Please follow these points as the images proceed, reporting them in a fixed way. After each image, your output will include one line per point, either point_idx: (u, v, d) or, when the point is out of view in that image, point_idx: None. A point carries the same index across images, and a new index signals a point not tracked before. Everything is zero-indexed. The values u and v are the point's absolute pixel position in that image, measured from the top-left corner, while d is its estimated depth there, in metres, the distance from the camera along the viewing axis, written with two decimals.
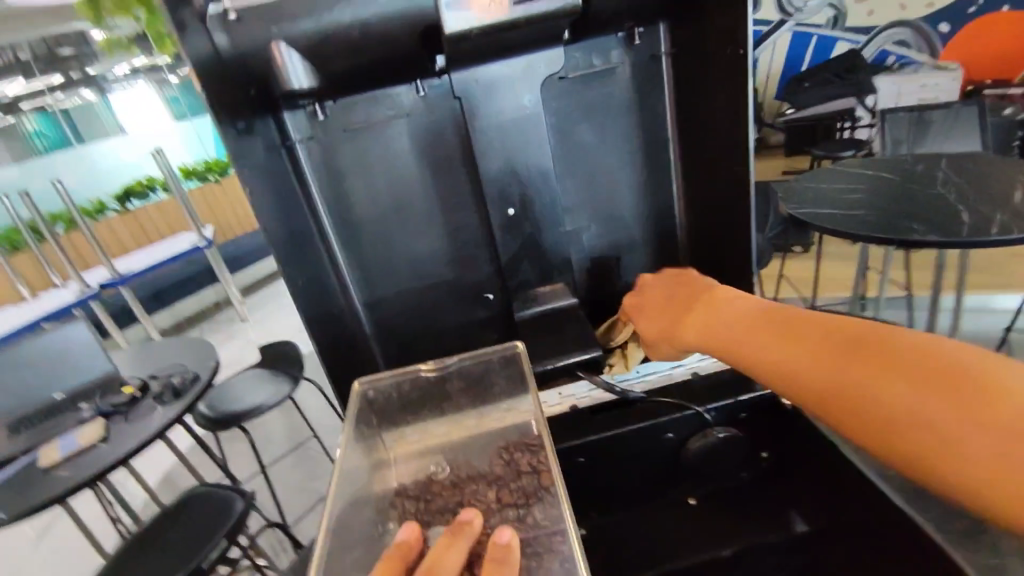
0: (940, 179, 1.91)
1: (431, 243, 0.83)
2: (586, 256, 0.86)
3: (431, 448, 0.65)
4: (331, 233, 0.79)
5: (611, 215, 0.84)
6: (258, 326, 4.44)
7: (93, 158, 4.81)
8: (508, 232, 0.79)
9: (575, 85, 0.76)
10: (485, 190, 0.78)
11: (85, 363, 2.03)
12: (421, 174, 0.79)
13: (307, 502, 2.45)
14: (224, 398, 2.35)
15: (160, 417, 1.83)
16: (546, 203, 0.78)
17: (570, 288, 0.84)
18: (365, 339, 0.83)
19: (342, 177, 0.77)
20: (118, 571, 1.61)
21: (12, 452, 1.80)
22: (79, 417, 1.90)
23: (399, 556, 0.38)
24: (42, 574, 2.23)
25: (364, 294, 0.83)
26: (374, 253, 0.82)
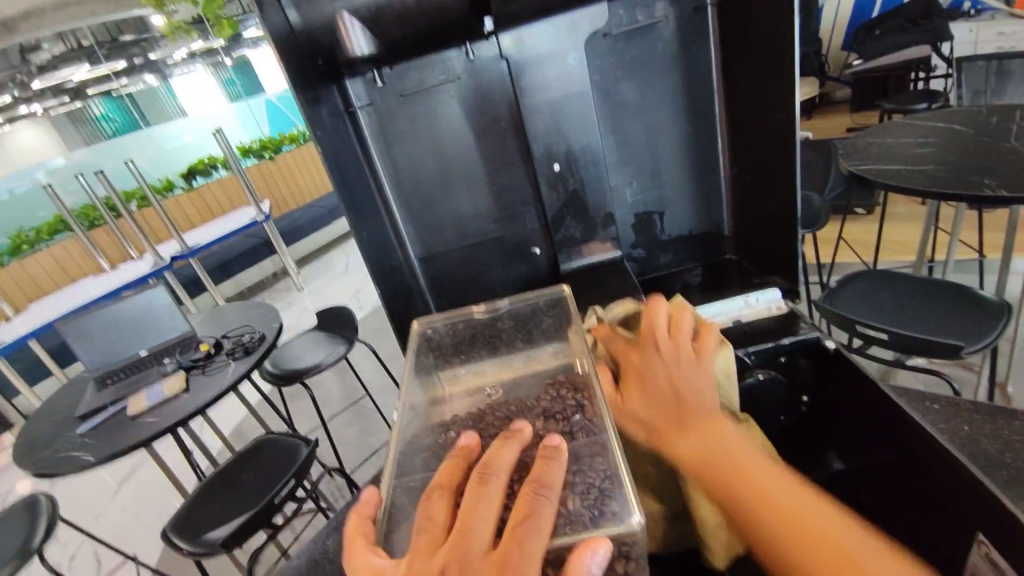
0: (1017, 130, 1.77)
1: (481, 200, 0.87)
2: (630, 211, 0.88)
3: (482, 387, 0.68)
4: (389, 193, 0.85)
5: (653, 168, 0.86)
6: (314, 294, 4.68)
7: (161, 138, 5.12)
8: (553, 185, 0.82)
9: (618, 40, 0.77)
10: (531, 146, 0.80)
11: (166, 323, 2.27)
12: (471, 138, 0.84)
13: (364, 456, 2.63)
14: (287, 357, 2.52)
15: (233, 371, 2.01)
16: (589, 157, 0.81)
17: (615, 242, 0.87)
18: (420, 293, 0.90)
19: (399, 139, 0.83)
20: (199, 508, 1.79)
21: (102, 403, 2.00)
22: (163, 370, 2.10)
23: (460, 460, 0.42)
24: (136, 512, 2.52)
25: (420, 249, 0.89)
26: (431, 210, 0.87)
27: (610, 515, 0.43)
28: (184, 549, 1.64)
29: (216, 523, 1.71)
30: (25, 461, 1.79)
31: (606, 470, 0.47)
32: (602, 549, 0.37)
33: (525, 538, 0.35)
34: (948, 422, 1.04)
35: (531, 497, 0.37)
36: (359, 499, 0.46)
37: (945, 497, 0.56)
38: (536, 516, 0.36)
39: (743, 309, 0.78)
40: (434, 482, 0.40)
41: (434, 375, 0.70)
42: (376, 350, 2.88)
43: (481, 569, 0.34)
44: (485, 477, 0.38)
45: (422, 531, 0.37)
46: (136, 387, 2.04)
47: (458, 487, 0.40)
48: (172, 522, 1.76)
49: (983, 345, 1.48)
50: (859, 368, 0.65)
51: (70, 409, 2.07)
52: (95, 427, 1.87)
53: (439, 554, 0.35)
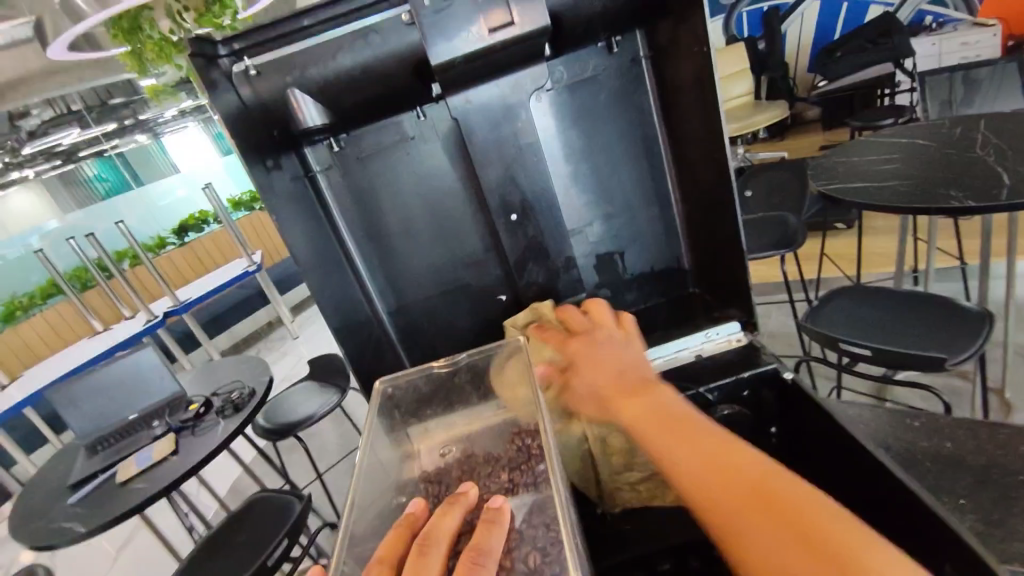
0: (978, 141, 1.82)
1: (445, 251, 0.90)
2: (591, 253, 0.90)
3: (454, 439, 0.69)
4: (354, 248, 0.87)
5: (610, 211, 0.89)
6: (308, 342, 4.66)
7: (152, 197, 5.26)
8: (512, 234, 0.84)
9: (563, 95, 0.81)
10: (487, 197, 0.83)
11: (156, 385, 2.25)
12: (432, 190, 0.86)
13: None
14: (279, 411, 2.49)
15: (223, 429, 1.99)
16: (545, 206, 0.84)
17: (580, 283, 0.89)
18: (391, 346, 0.90)
19: (360, 199, 0.85)
20: (192, 575, 1.74)
21: (92, 470, 1.97)
22: (152, 434, 2.07)
23: (405, 528, 0.43)
24: None
25: (389, 301, 0.90)
26: (398, 262, 0.89)
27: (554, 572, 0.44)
28: None
29: None
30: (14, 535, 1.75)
31: (554, 531, 0.48)
32: None
33: None
34: (929, 440, 1.04)
35: (469, 565, 0.37)
36: None
37: (899, 522, 0.57)
38: None
39: (703, 343, 0.80)
40: (377, 554, 0.40)
41: (403, 430, 0.71)
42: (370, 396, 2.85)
43: None
44: (426, 547, 0.39)
45: None
46: (126, 453, 2.01)
47: (401, 559, 0.40)
48: None
49: (967, 355, 1.49)
50: (813, 397, 0.67)
51: (60, 479, 2.03)
52: (85, 496, 1.84)
53: None
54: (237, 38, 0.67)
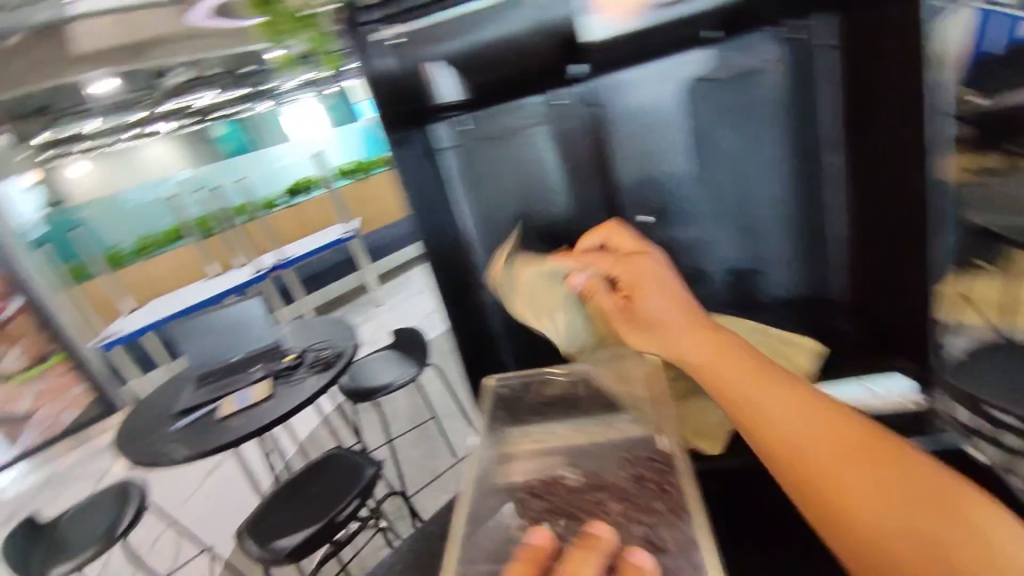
0: None
1: (558, 250, 0.81)
2: (723, 270, 0.78)
3: (558, 451, 0.67)
4: (468, 237, 0.81)
5: (759, 227, 0.75)
6: (391, 310, 4.85)
7: (271, 158, 5.67)
8: (640, 239, 0.77)
9: (725, 87, 0.69)
10: (620, 196, 0.76)
11: (257, 333, 2.41)
12: (561, 181, 0.77)
13: (426, 478, 2.65)
14: (361, 375, 2.60)
15: (312, 385, 2.10)
16: (682, 212, 0.75)
17: (708, 302, 0.80)
18: (493, 339, 0.86)
19: (479, 184, 0.79)
20: (271, 513, 1.87)
21: (197, 402, 2.15)
22: (251, 377, 2.22)
23: (534, 565, 0.43)
24: (217, 504, 2.71)
25: (499, 296, 0.83)
26: (512, 255, 0.83)
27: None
28: (262, 554, 1.70)
29: (285, 532, 1.77)
30: (130, 445, 1.98)
31: None
32: None
33: None
34: None
35: None
36: None
37: None
38: None
39: (868, 398, 0.74)
40: None
41: (504, 429, 0.70)
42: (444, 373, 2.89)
43: None
44: None
45: None
46: (227, 390, 2.18)
47: None
48: (246, 527, 1.85)
49: None
50: None
51: (169, 403, 2.26)
52: (190, 424, 2.03)
53: None
54: (381, 4, 0.68)
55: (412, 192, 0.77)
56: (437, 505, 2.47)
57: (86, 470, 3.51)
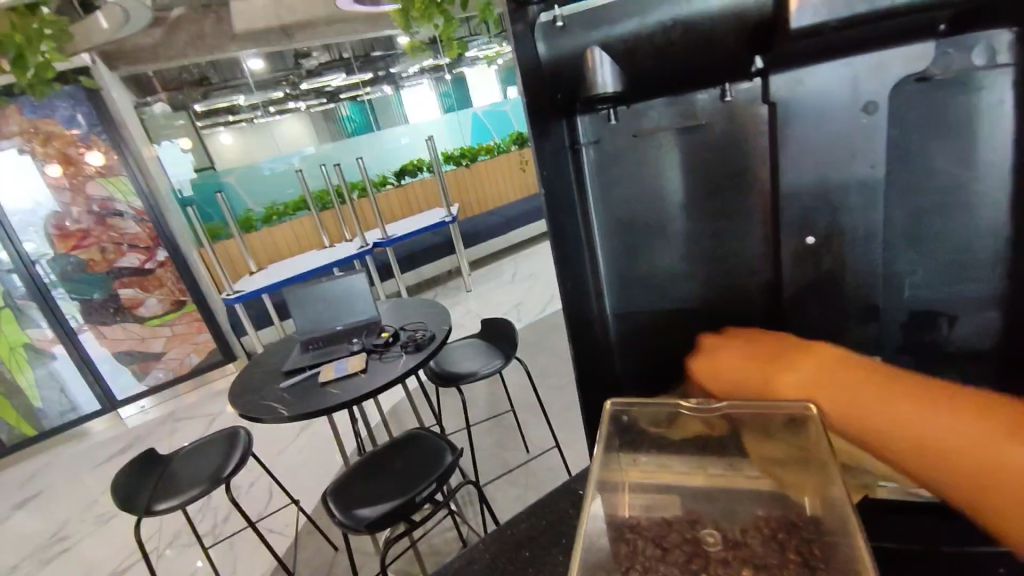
0: None
1: (695, 261, 0.75)
2: (903, 309, 0.66)
3: (676, 490, 0.63)
4: (597, 239, 0.78)
5: (954, 262, 0.62)
6: (480, 298, 4.93)
7: (385, 140, 5.92)
8: (800, 261, 0.68)
9: (932, 91, 0.57)
10: (781, 211, 0.68)
11: (359, 306, 2.55)
12: (713, 187, 0.72)
13: (499, 469, 2.66)
14: (449, 359, 2.66)
15: (404, 364, 2.16)
16: (859, 235, 0.65)
17: (874, 341, 0.69)
18: (609, 348, 0.82)
19: (618, 184, 0.75)
20: (355, 482, 1.96)
21: (302, 364, 2.32)
22: (351, 348, 2.36)
23: None
24: (306, 460, 2.91)
25: (617, 302, 0.81)
26: (642, 262, 0.78)
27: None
28: (342, 518, 1.78)
29: (366, 503, 1.84)
30: (239, 399, 2.16)
31: None
32: None
33: None
34: None
35: None
36: None
37: None
38: None
39: None
40: None
41: (620, 455, 0.67)
42: (528, 368, 2.88)
43: None
44: None
45: None
46: (328, 357, 2.33)
47: None
48: (333, 487, 1.96)
49: None
50: None
51: (278, 362, 2.45)
52: (294, 385, 2.18)
53: None
54: None
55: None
56: (507, 498, 2.47)
57: (204, 408, 4.00)
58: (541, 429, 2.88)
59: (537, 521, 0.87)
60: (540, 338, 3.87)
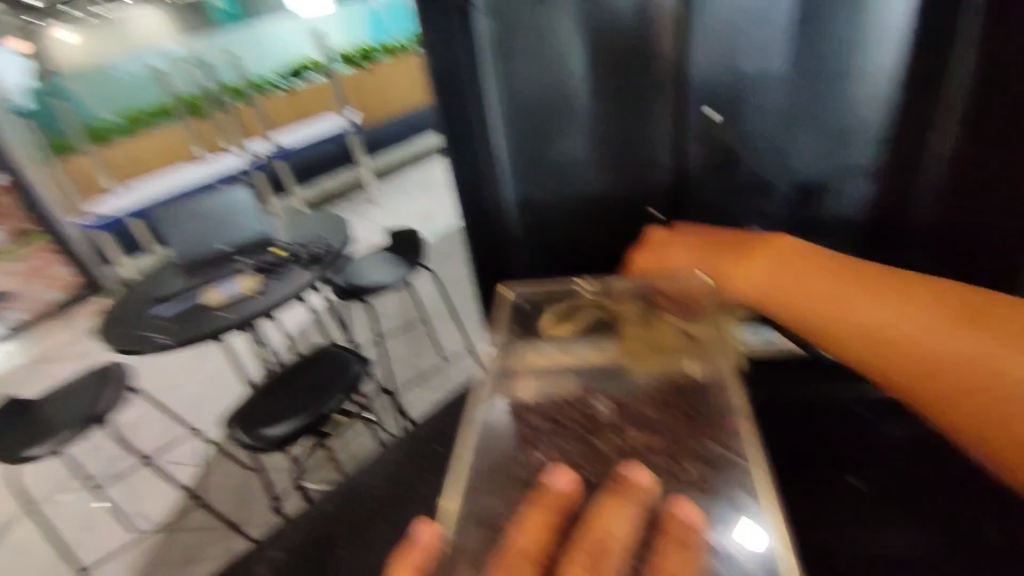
0: None
1: (600, 144, 0.71)
2: (791, 181, 0.70)
3: (570, 370, 0.62)
4: (495, 122, 0.70)
5: (836, 133, 0.67)
6: (386, 211, 4.69)
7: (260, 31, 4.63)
8: (702, 139, 0.68)
9: None
10: (689, 86, 0.65)
11: (241, 226, 2.17)
12: (624, 59, 0.66)
13: (415, 377, 2.70)
14: (353, 272, 2.54)
15: (303, 278, 2.04)
16: (757, 110, 0.66)
17: (760, 218, 0.73)
18: (511, 242, 0.77)
19: (520, 53, 0.66)
20: (261, 402, 1.88)
21: (182, 289, 2.10)
22: (236, 268, 2.11)
23: (557, 503, 0.42)
24: (204, 389, 2.73)
25: (519, 192, 0.74)
26: (546, 145, 0.71)
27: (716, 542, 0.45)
28: (244, 440, 1.74)
29: (274, 420, 1.79)
30: (110, 332, 1.96)
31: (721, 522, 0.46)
32: None
33: None
34: None
35: None
36: (412, 533, 0.43)
37: None
38: None
39: None
40: (523, 540, 0.40)
41: (517, 344, 0.63)
42: (437, 277, 2.83)
43: None
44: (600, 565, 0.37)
45: None
46: (212, 279, 2.11)
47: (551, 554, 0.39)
48: (235, 410, 1.88)
49: None
50: None
51: (153, 289, 2.17)
52: (176, 311, 1.98)
53: None
54: None
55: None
56: (424, 403, 2.54)
57: (75, 346, 3.56)
58: (454, 336, 2.92)
59: (444, 415, 0.87)
60: (449, 247, 3.81)
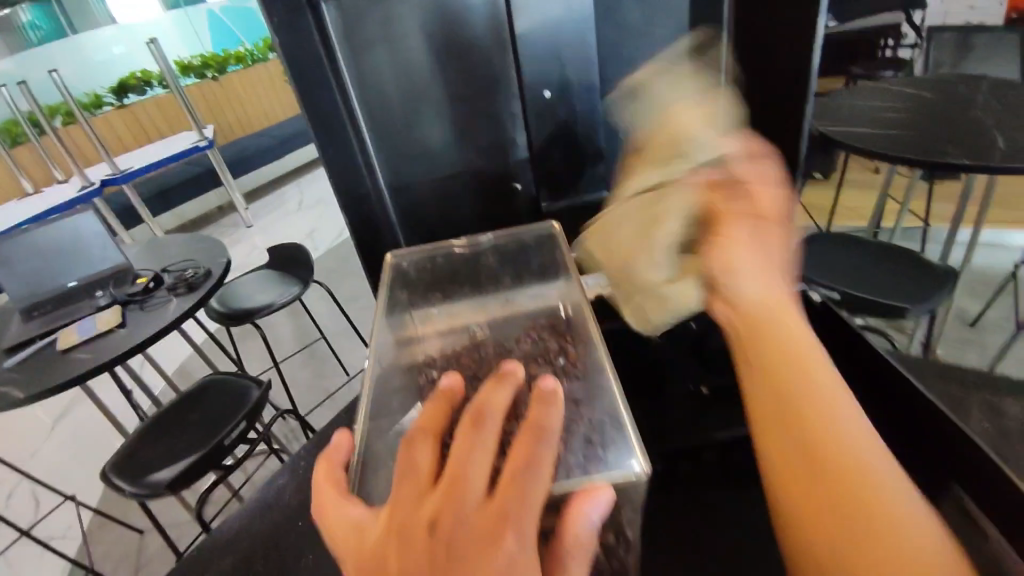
0: (982, 100, 1.75)
1: (458, 128, 0.79)
2: (620, 152, 0.81)
3: (460, 327, 0.65)
4: (360, 116, 0.75)
5: None
6: (265, 231, 4.41)
7: (89, 48, 4.34)
8: (541, 118, 0.77)
9: None
10: (523, 72, 0.74)
11: (98, 254, 2.05)
12: (466, 49, 0.74)
13: (320, 398, 2.59)
14: (236, 296, 2.38)
15: (176, 307, 1.87)
16: (584, 89, 0.76)
17: (602, 183, 0.83)
18: (389, 226, 0.82)
19: (369, 49, 0.71)
20: (144, 448, 1.71)
21: (30, 334, 1.84)
22: (96, 304, 1.93)
23: (442, 403, 0.38)
24: (71, 451, 2.40)
25: (389, 175, 0.79)
26: (408, 132, 0.77)
27: (601, 449, 0.43)
28: (130, 487, 1.57)
29: (162, 465, 1.64)
30: None
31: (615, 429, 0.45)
32: (603, 497, 0.33)
33: (526, 485, 0.31)
34: None
35: (530, 441, 0.33)
36: (330, 442, 0.42)
37: None
38: (536, 463, 0.32)
39: None
40: (416, 424, 0.36)
41: (405, 311, 0.68)
42: (332, 293, 2.73)
43: (478, 520, 0.29)
44: (480, 419, 0.34)
45: (406, 478, 0.32)
46: (67, 320, 1.88)
47: (442, 432, 0.35)
48: (114, 460, 1.69)
49: (927, 308, 1.56)
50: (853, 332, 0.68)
51: None
52: (22, 359, 1.73)
53: (429, 500, 0.31)
54: None
55: (286, 62, 0.67)
56: None
57: None
58: (358, 350, 2.84)
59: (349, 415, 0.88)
60: (341, 262, 3.68)
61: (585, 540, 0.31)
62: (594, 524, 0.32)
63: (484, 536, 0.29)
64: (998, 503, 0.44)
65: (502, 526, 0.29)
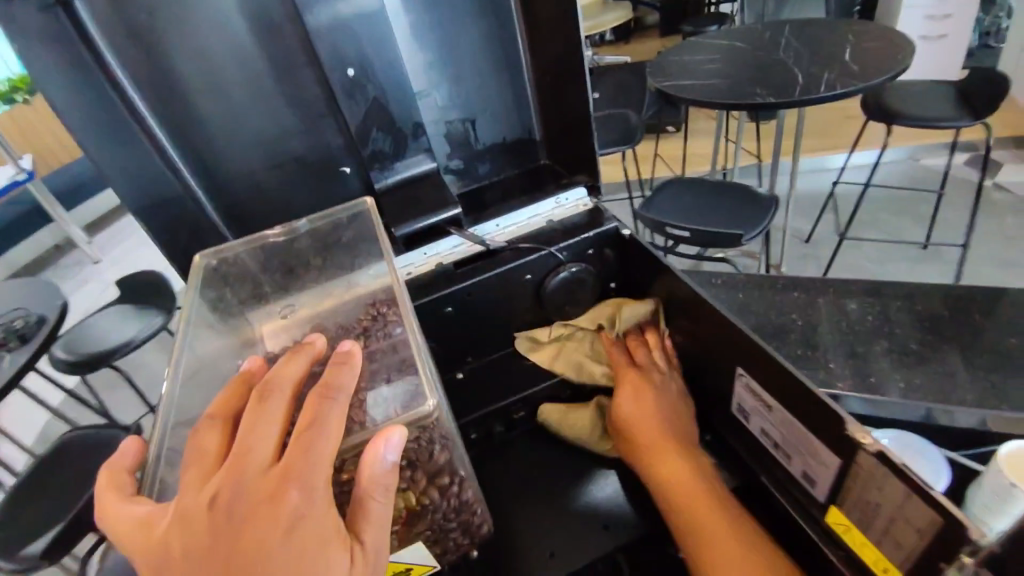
0: (783, 45, 1.99)
1: (268, 119, 0.72)
2: (438, 124, 0.82)
3: (289, 323, 0.63)
4: (143, 111, 0.64)
5: (463, 75, 0.80)
6: (118, 265, 3.91)
7: None
8: (350, 95, 0.72)
9: None
10: (317, 49, 0.68)
11: None
12: (261, 34, 0.67)
13: None
14: (85, 340, 2.11)
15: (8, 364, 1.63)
16: (388, 61, 0.72)
17: (429, 153, 0.81)
18: (214, 230, 0.73)
19: (147, 45, 0.62)
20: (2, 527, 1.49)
21: None
22: None
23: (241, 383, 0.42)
24: None
25: (201, 178, 0.71)
26: (207, 128, 0.69)
27: (406, 393, 0.45)
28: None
29: (33, 536, 1.44)
30: None
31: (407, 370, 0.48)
32: (396, 436, 0.38)
33: (310, 442, 0.35)
34: (730, 294, 1.26)
35: (318, 401, 0.37)
36: (121, 449, 0.45)
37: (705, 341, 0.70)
38: (321, 418, 0.36)
39: (555, 209, 0.84)
40: (211, 410, 0.40)
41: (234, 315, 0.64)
42: None
43: (259, 485, 0.35)
44: (266, 394, 0.38)
45: (194, 463, 0.37)
46: None
47: (234, 413, 0.40)
48: None
49: (757, 232, 1.79)
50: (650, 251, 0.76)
51: None
52: None
53: (215, 478, 0.35)
54: None
55: (41, 72, 0.57)
56: None
57: None
58: None
59: None
60: None
61: (382, 478, 0.37)
62: (389, 460, 0.37)
63: (265, 496, 0.34)
64: (780, 392, 0.58)
65: (286, 483, 0.34)
